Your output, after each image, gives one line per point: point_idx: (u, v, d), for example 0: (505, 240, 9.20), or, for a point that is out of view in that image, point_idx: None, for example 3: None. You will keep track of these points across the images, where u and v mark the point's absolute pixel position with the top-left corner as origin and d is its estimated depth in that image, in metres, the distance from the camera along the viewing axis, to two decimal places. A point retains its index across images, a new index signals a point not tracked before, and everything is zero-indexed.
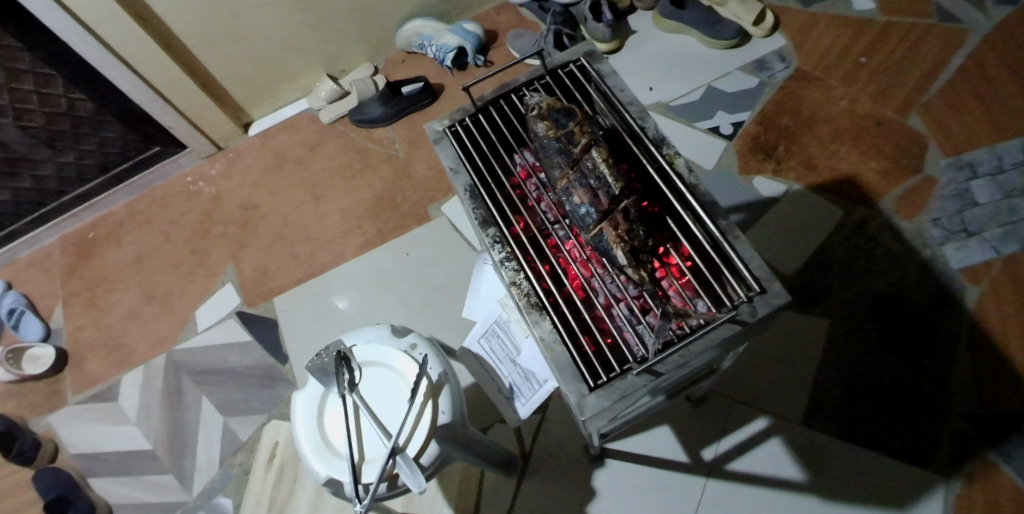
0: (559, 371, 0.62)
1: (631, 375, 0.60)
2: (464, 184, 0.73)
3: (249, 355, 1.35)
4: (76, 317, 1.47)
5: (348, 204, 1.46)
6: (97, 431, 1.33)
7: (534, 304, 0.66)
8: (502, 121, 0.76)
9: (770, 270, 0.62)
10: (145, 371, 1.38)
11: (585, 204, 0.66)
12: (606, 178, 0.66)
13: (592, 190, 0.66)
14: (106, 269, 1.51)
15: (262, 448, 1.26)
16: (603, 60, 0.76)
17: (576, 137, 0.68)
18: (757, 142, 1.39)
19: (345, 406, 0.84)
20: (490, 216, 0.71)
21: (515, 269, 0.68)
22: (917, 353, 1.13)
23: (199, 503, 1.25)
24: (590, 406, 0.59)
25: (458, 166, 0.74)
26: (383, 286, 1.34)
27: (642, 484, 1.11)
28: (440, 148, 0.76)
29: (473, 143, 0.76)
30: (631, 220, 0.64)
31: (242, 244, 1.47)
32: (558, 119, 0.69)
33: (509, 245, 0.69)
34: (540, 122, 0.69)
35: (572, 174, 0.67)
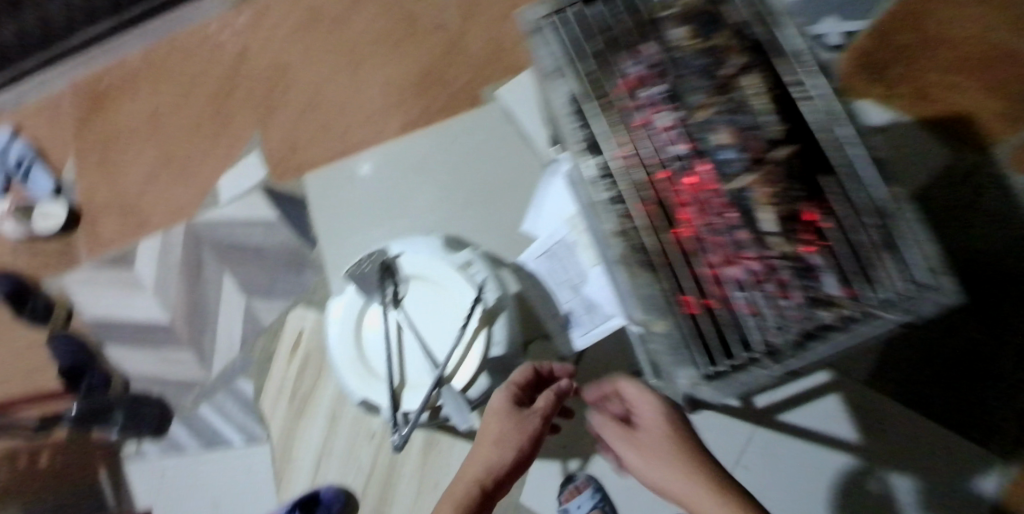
0: (671, 352, 0.58)
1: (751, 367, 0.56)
2: (569, 93, 0.67)
3: (274, 234, 1.24)
4: (88, 174, 1.36)
5: (389, 77, 1.29)
6: (113, 299, 1.27)
7: (643, 260, 0.60)
8: (622, 22, 0.68)
9: (942, 256, 0.53)
10: (162, 239, 1.29)
11: (731, 148, 0.60)
12: (757, 116, 0.60)
13: (740, 129, 0.60)
14: (120, 124, 1.38)
15: (287, 334, 1.20)
16: None
17: (726, 57, 0.63)
18: (864, 59, 1.16)
19: (386, 323, 0.76)
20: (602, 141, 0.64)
21: (622, 211, 0.62)
22: (1005, 322, 1.01)
23: (218, 385, 1.21)
24: None
25: (563, 69, 0.68)
26: (424, 175, 1.21)
27: (683, 420, 1.06)
28: (536, 42, 0.70)
29: (584, 38, 0.68)
30: (788, 176, 0.58)
31: (267, 111, 1.32)
32: (701, 30, 0.65)
33: (618, 181, 0.63)
34: (681, 29, 0.65)
35: (714, 106, 0.62)
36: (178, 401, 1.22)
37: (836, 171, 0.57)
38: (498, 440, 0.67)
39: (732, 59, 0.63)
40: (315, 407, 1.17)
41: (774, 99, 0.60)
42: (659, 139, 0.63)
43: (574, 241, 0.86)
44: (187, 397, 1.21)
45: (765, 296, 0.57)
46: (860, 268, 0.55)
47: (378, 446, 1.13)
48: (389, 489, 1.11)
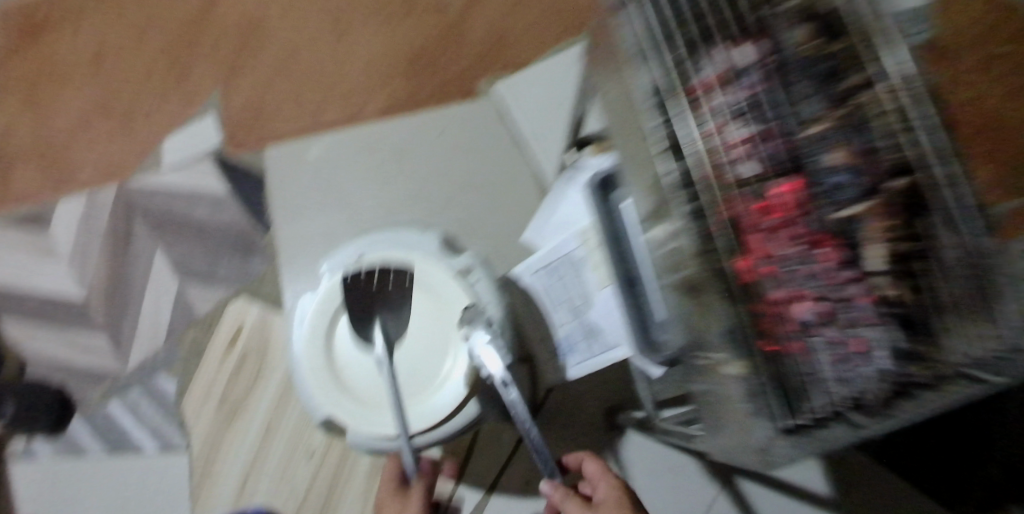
0: (750, 397, 0.46)
1: (832, 423, 0.47)
2: (648, 84, 0.52)
3: (220, 211, 1.11)
4: (11, 118, 1.20)
5: (376, 50, 1.18)
6: (19, 262, 1.09)
7: (720, 289, 0.47)
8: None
9: None
10: (88, 200, 1.13)
11: (842, 171, 0.47)
12: (885, 140, 0.46)
13: (857, 153, 0.47)
14: (53, 62, 1.22)
15: (223, 329, 1.05)
16: None
17: (854, 63, 0.47)
18: None
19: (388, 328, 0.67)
20: (683, 141, 0.50)
21: (701, 227, 0.49)
22: None
23: (134, 378, 1.03)
24: (775, 451, 0.47)
25: (648, 49, 0.52)
26: (399, 168, 1.11)
27: (658, 470, 0.97)
28: (621, 17, 0.55)
29: (670, 16, 0.53)
30: (906, 212, 0.45)
31: (232, 71, 1.19)
32: (824, 25, 0.49)
33: (699, 192, 0.49)
34: (803, 24, 0.49)
35: (835, 120, 0.48)
36: (83, 392, 1.03)
37: (943, 207, 0.44)
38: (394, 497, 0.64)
39: (861, 65, 0.47)
40: (248, 415, 1.01)
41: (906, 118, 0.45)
42: (728, 155, 0.49)
43: (584, 257, 0.75)
44: (97, 388, 1.03)
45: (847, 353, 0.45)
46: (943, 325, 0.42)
47: (318, 465, 0.99)
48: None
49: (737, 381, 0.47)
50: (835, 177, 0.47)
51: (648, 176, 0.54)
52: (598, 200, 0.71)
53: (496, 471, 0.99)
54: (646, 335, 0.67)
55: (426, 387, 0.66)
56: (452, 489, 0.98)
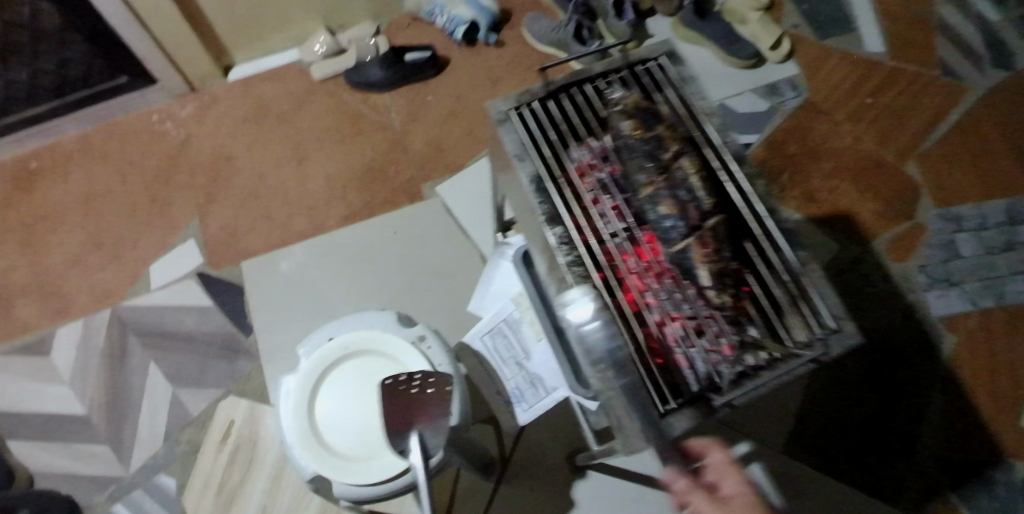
0: (630, 393, 0.62)
1: (701, 403, 0.62)
2: (529, 174, 0.70)
3: (206, 320, 1.26)
4: (7, 257, 1.34)
5: (334, 169, 1.41)
6: (23, 388, 1.21)
7: (601, 316, 0.65)
8: (574, 111, 0.73)
9: (842, 307, 0.63)
10: (84, 324, 1.26)
11: (672, 217, 0.64)
12: (697, 193, 0.65)
13: (681, 203, 0.65)
14: (48, 206, 1.40)
15: (216, 425, 1.16)
16: (685, 62, 0.73)
17: (666, 142, 0.67)
18: (763, 167, 1.39)
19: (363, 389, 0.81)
20: (560, 212, 0.68)
21: (582, 274, 0.66)
22: (895, 393, 1.22)
23: (137, 480, 1.13)
24: (660, 431, 0.60)
25: (522, 153, 0.71)
26: (363, 264, 1.29)
27: (620, 501, 1.11)
28: (504, 129, 0.72)
29: (537, 128, 0.72)
30: (720, 241, 0.64)
31: (210, 199, 1.39)
32: (644, 119, 0.68)
33: (576, 248, 0.67)
34: (626, 120, 0.68)
35: (660, 182, 0.66)
36: (91, 498, 1.13)
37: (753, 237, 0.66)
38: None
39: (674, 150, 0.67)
40: (245, 500, 1.11)
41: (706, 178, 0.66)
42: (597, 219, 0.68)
43: (521, 317, 0.93)
44: (101, 493, 1.13)
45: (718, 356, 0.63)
46: (780, 319, 0.64)
47: None
48: None
49: (623, 381, 0.63)
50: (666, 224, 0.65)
51: (542, 242, 0.71)
52: (522, 268, 0.88)
53: None
54: (577, 371, 0.84)
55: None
56: None
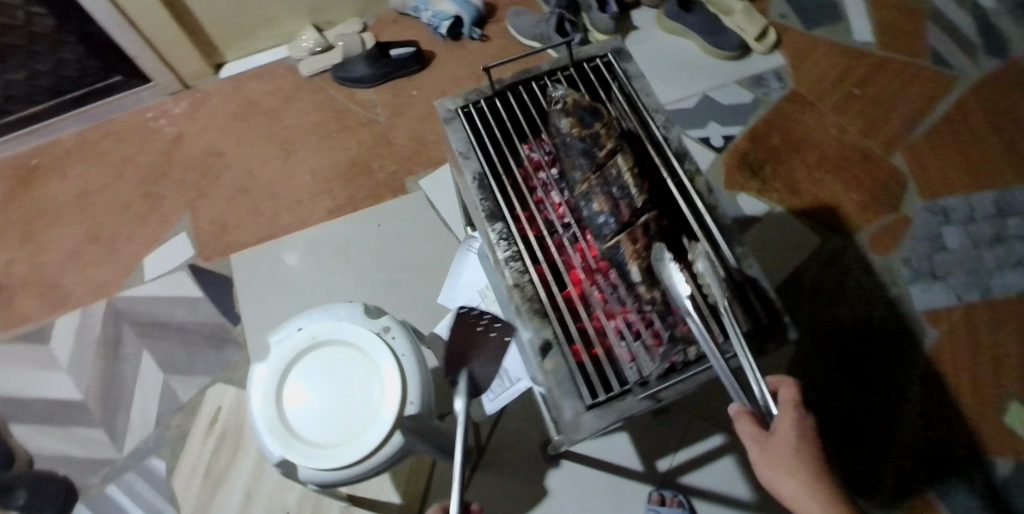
0: (558, 384, 0.62)
1: (631, 397, 0.62)
2: (473, 170, 0.73)
3: (196, 311, 1.30)
4: (9, 250, 1.41)
5: (320, 165, 1.45)
6: (23, 374, 1.27)
7: (536, 310, 0.66)
8: (520, 108, 0.77)
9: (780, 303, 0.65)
10: (81, 314, 1.32)
11: (605, 213, 0.68)
12: (630, 190, 0.67)
13: (613, 199, 0.68)
14: (47, 202, 1.46)
15: (204, 411, 1.21)
16: (629, 59, 0.78)
17: (602, 140, 0.70)
18: (745, 158, 1.41)
19: (327, 379, 0.83)
20: (501, 209, 0.71)
21: (519, 270, 0.68)
22: (872, 384, 1.18)
23: (130, 463, 1.18)
24: (586, 423, 0.60)
25: (467, 151, 0.73)
26: (349, 256, 1.32)
27: (595, 490, 1.13)
28: (450, 128, 0.75)
29: (483, 127, 0.76)
30: (650, 237, 0.66)
31: (200, 194, 1.44)
32: (583, 117, 0.70)
33: (515, 244, 0.70)
34: (564, 118, 0.71)
35: (595, 180, 0.69)
36: (85, 480, 1.17)
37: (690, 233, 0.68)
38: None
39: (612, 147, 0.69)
40: (230, 484, 1.15)
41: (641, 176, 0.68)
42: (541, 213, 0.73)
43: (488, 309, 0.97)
44: (96, 475, 1.17)
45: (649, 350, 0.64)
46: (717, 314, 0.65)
47: None
48: None
49: (556, 373, 0.63)
50: (601, 219, 0.68)
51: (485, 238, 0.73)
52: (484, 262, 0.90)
53: None
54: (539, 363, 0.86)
55: (370, 416, 0.81)
56: None
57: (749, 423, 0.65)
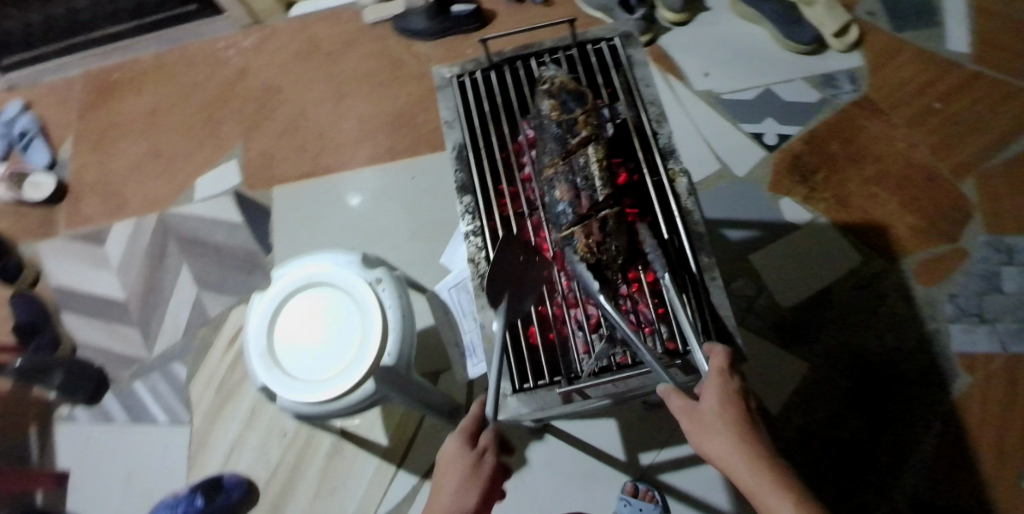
0: (492, 364, 0.71)
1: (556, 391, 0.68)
2: (455, 140, 0.80)
3: (234, 235, 1.38)
4: (83, 156, 1.54)
5: (367, 111, 1.47)
6: (79, 270, 1.40)
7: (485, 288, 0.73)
8: (512, 84, 0.81)
9: (734, 321, 0.67)
10: (135, 223, 1.43)
11: (564, 202, 0.70)
12: (593, 182, 0.69)
13: (576, 189, 0.70)
14: (121, 116, 1.58)
15: (227, 329, 1.30)
16: (635, 46, 0.80)
17: (577, 127, 0.72)
18: (797, 161, 1.33)
19: (316, 319, 0.88)
20: (473, 183, 0.78)
21: (478, 246, 0.75)
22: (884, 419, 1.11)
23: (156, 364, 1.30)
24: (509, 407, 0.68)
25: (453, 121, 0.81)
26: (379, 203, 1.36)
27: (572, 470, 1.14)
28: (442, 95, 0.82)
29: (473, 99, 0.81)
30: (604, 232, 0.68)
31: (254, 125, 1.50)
32: (566, 101, 0.73)
33: (478, 218, 0.76)
34: (547, 100, 0.74)
35: (561, 165, 0.71)
36: (117, 373, 1.30)
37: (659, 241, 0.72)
38: (459, 484, 0.62)
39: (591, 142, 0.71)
40: (239, 399, 1.25)
41: (606, 168, 0.70)
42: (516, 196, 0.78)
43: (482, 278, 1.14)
44: (127, 370, 1.30)
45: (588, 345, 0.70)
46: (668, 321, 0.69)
47: (288, 443, 1.20)
48: (289, 488, 1.17)
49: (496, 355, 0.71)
50: (559, 207, 0.71)
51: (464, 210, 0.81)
52: None
53: (430, 463, 1.14)
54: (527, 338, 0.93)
55: (345, 360, 0.84)
56: (394, 474, 1.14)
57: (681, 398, 0.61)
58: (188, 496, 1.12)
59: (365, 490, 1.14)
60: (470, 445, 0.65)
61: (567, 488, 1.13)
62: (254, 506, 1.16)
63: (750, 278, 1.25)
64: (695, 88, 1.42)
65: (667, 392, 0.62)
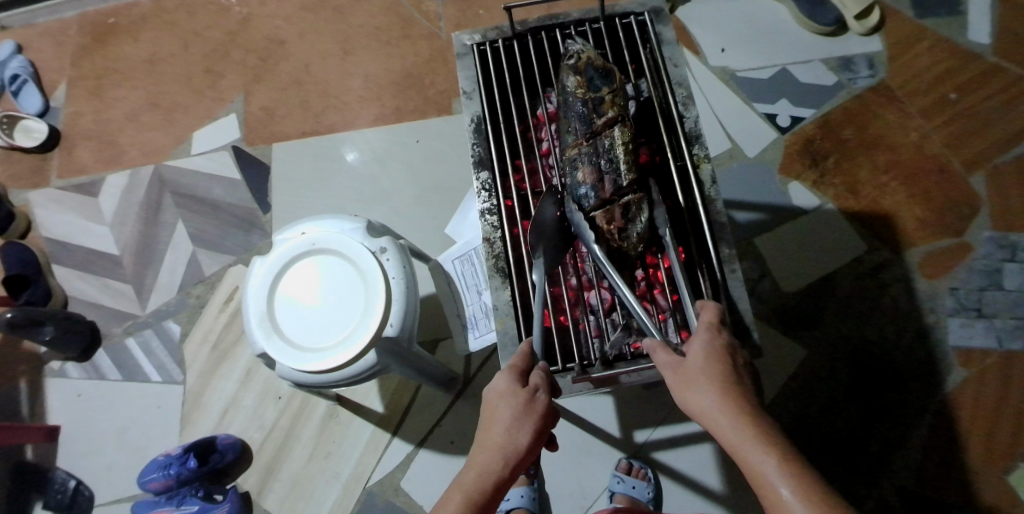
0: (503, 346, 0.70)
1: (571, 379, 0.68)
2: (473, 112, 0.77)
3: (232, 192, 1.35)
4: (77, 102, 1.49)
5: (373, 70, 1.42)
6: (72, 222, 1.37)
7: (500, 269, 0.72)
8: (535, 56, 0.79)
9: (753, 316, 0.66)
10: (130, 175, 1.40)
11: (587, 184, 0.69)
12: (617, 165, 0.68)
13: (599, 172, 0.68)
14: (118, 62, 1.52)
15: (223, 288, 1.28)
16: (666, 23, 0.77)
17: (603, 108, 0.70)
18: (809, 145, 1.30)
19: (319, 285, 0.86)
20: (492, 159, 0.76)
21: (494, 225, 0.74)
22: (879, 408, 1.13)
23: (150, 322, 1.28)
24: None
25: (472, 92, 0.78)
26: (382, 167, 1.33)
27: (567, 444, 1.15)
28: (461, 63, 0.79)
29: (494, 70, 0.79)
30: (625, 218, 0.68)
31: (255, 79, 1.45)
32: (592, 78, 0.71)
33: (494, 196, 0.74)
34: (573, 77, 0.71)
35: (584, 147, 0.70)
36: (109, 328, 1.29)
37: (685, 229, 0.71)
38: (511, 421, 0.58)
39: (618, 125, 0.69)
40: (234, 359, 1.23)
41: (631, 153, 0.68)
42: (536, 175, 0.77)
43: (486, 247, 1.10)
44: (120, 326, 1.29)
45: (604, 330, 0.72)
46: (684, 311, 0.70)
47: (283, 407, 1.20)
48: (283, 451, 1.17)
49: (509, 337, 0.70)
50: (581, 191, 0.69)
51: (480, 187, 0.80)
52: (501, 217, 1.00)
53: (425, 432, 1.14)
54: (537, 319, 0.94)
55: (350, 327, 0.83)
56: (389, 442, 1.14)
57: (667, 353, 0.60)
58: (178, 457, 1.10)
59: (360, 455, 1.14)
60: (521, 383, 0.62)
61: (559, 462, 1.14)
62: (248, 466, 1.17)
63: (755, 261, 1.24)
64: (711, 64, 1.39)
65: (655, 347, 0.62)
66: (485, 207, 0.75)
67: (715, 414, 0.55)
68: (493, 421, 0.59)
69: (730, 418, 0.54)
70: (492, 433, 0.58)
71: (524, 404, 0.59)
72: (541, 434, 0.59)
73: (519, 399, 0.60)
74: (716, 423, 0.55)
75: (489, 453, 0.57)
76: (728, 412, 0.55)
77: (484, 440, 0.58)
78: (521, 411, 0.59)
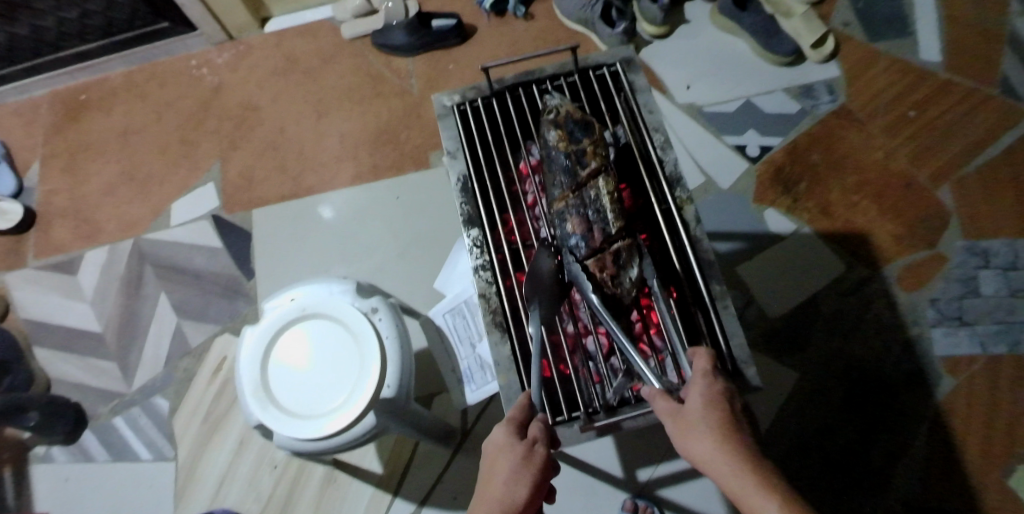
0: (507, 401, 0.70)
1: (577, 426, 0.68)
2: (459, 170, 0.78)
3: (215, 261, 1.34)
4: (51, 181, 1.48)
5: (349, 129, 1.44)
6: (51, 302, 1.35)
7: (498, 324, 0.73)
8: (515, 112, 0.81)
9: (748, 351, 0.68)
10: (109, 250, 1.38)
11: (577, 234, 0.70)
12: (605, 214, 0.70)
13: (587, 222, 0.71)
14: (92, 138, 1.52)
15: (210, 359, 1.26)
16: (637, 72, 0.80)
17: (586, 158, 0.72)
18: (780, 172, 1.35)
19: (311, 349, 0.86)
20: (480, 215, 0.77)
21: (489, 280, 0.74)
22: (875, 423, 1.14)
23: (136, 399, 1.25)
24: None
25: (456, 151, 0.79)
26: (364, 224, 1.33)
27: (572, 488, 1.14)
28: (443, 123, 0.81)
29: (475, 127, 0.81)
30: (617, 264, 0.69)
31: (232, 145, 1.46)
32: (573, 131, 0.73)
33: (487, 252, 0.75)
34: (554, 131, 0.74)
35: (572, 198, 0.72)
36: (95, 409, 1.26)
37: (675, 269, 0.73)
38: (510, 473, 0.58)
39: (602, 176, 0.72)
40: (225, 431, 1.21)
41: (617, 201, 0.71)
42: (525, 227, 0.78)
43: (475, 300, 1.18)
44: (105, 406, 1.26)
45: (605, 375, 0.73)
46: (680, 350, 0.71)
47: (279, 476, 1.17)
48: None
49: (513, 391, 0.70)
50: (572, 241, 0.71)
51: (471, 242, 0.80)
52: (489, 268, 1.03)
53: (427, 488, 1.12)
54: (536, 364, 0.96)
55: (347, 389, 0.83)
56: (391, 503, 1.12)
57: (667, 401, 0.61)
58: None
59: None
60: (518, 435, 0.62)
61: (565, 507, 1.13)
62: None
63: (739, 288, 1.26)
64: (677, 101, 1.43)
65: (654, 394, 0.63)
66: (478, 263, 0.75)
67: (717, 459, 0.55)
68: (494, 475, 0.59)
69: (733, 464, 0.55)
70: (493, 487, 0.58)
71: (522, 456, 0.59)
72: (540, 485, 0.58)
73: (517, 451, 0.60)
74: (717, 468, 0.55)
75: (491, 505, 0.56)
76: (729, 458, 0.55)
77: (484, 493, 0.58)
78: (519, 462, 0.59)
